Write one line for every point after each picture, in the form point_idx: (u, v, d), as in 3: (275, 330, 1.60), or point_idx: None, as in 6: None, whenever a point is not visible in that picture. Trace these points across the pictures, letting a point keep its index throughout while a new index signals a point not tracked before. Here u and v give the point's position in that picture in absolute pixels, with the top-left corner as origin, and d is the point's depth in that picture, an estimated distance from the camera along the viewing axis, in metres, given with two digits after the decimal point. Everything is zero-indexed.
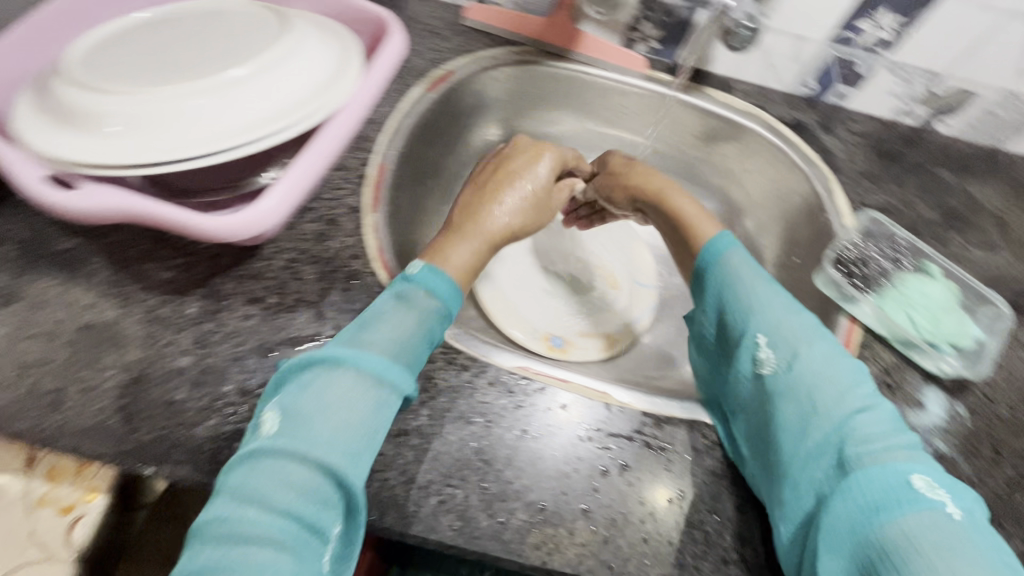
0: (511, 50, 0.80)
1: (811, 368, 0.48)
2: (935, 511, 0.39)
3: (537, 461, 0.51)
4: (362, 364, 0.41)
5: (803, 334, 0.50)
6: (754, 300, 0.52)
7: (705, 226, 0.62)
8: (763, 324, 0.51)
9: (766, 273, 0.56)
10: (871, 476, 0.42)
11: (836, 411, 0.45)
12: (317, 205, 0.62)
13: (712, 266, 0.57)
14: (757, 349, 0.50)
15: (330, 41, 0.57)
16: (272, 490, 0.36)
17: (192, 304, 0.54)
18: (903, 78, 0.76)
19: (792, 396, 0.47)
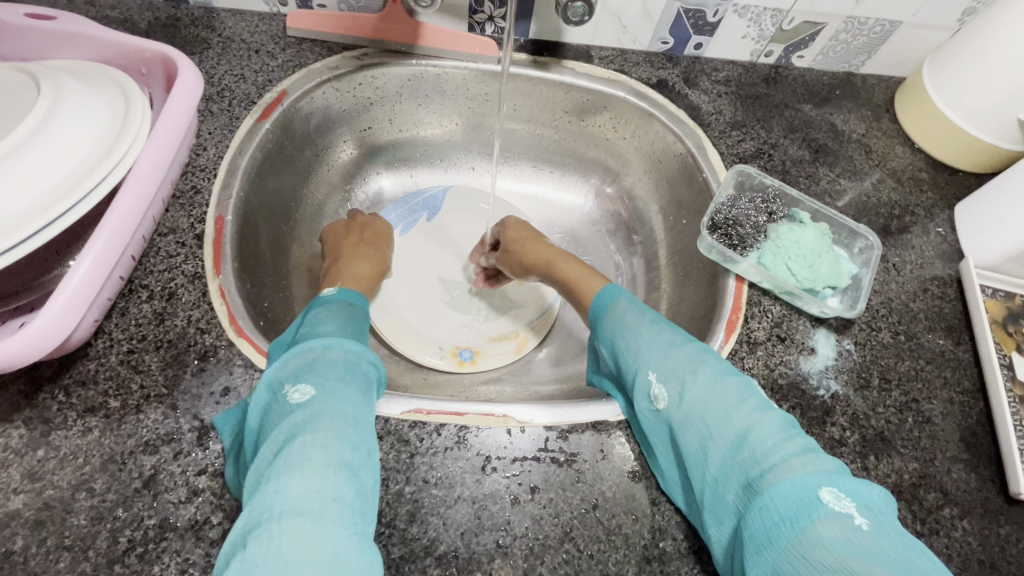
0: (351, 56, 0.73)
1: (701, 395, 0.47)
2: (842, 524, 0.37)
3: (442, 508, 0.49)
4: (330, 380, 0.43)
5: (691, 362, 0.49)
6: (638, 340, 0.52)
7: (592, 284, 0.64)
8: (649, 362, 0.51)
9: (653, 311, 0.56)
10: (776, 494, 0.40)
11: (730, 434, 0.44)
12: (150, 280, 0.54)
13: (602, 319, 0.57)
14: (651, 387, 0.50)
15: (95, 96, 0.47)
16: (336, 428, 0.40)
17: (14, 432, 0.47)
18: (751, 20, 0.75)
19: (687, 427, 0.46)
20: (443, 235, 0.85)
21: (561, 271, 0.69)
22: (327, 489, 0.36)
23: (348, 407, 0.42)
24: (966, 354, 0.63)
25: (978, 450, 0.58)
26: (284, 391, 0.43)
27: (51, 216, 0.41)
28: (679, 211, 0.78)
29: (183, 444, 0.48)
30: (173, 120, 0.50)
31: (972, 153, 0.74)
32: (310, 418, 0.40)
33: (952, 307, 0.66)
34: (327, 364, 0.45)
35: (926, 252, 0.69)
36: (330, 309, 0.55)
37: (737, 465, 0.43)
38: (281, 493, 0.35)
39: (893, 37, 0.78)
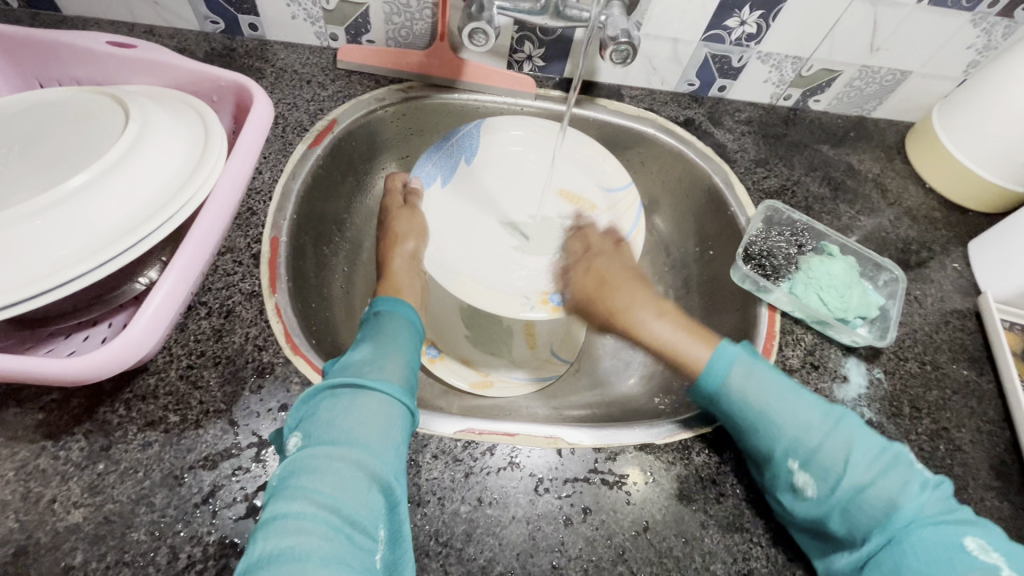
0: (398, 89, 0.77)
1: (858, 478, 0.46)
2: (992, 575, 0.41)
3: (499, 528, 0.49)
4: (333, 418, 0.45)
5: (840, 436, 0.48)
6: (774, 412, 0.50)
7: (694, 350, 0.56)
8: (791, 444, 0.49)
9: (783, 376, 0.53)
10: (930, 542, 0.43)
11: (890, 513, 0.45)
12: (210, 297, 0.56)
13: (726, 393, 0.52)
14: (794, 475, 0.48)
15: (179, 125, 0.51)
16: (325, 478, 0.41)
17: (74, 445, 0.47)
18: (772, 66, 0.80)
19: (846, 517, 0.46)
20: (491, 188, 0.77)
21: (643, 334, 0.62)
22: (310, 539, 0.37)
23: (351, 451, 0.43)
24: (990, 385, 0.65)
25: (1009, 478, 0.59)
26: (290, 443, 0.45)
27: (140, 234, 0.44)
28: (706, 242, 0.81)
29: (242, 461, 0.48)
30: (249, 144, 0.53)
31: (982, 194, 0.78)
32: (296, 470, 0.41)
33: (973, 339, 0.68)
34: (331, 408, 0.46)
35: (944, 286, 0.73)
36: (363, 342, 0.56)
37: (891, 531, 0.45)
38: (252, 548, 0.37)
39: (904, 85, 0.83)
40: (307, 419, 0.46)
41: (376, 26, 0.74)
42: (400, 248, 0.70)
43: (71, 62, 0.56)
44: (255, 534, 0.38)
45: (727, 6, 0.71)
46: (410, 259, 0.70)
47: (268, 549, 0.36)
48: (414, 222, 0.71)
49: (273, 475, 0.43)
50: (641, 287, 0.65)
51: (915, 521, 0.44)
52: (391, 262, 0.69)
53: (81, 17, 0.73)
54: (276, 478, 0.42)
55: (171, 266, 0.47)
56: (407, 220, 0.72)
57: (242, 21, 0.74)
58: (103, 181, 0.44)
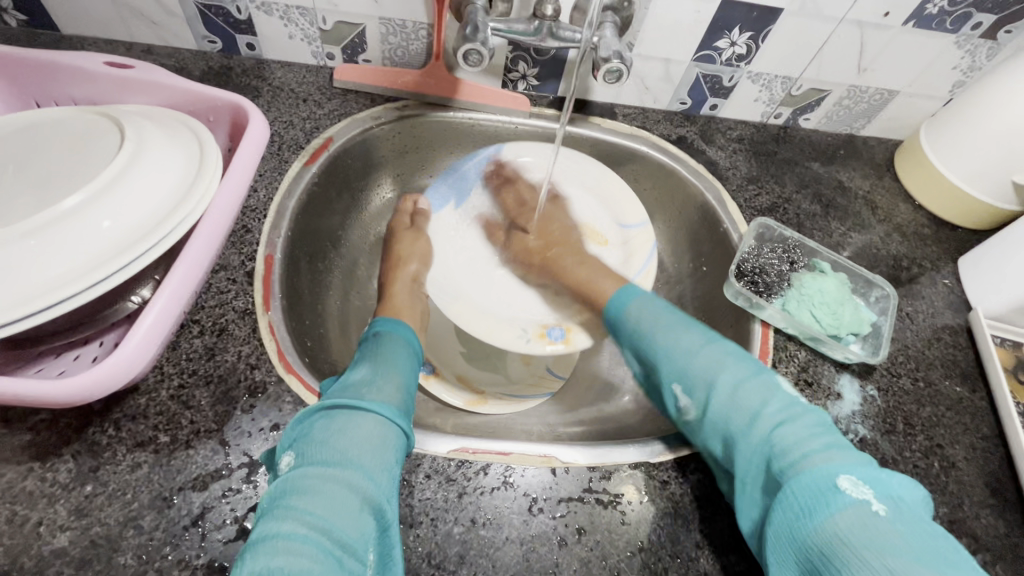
0: (393, 107, 0.77)
1: (722, 400, 0.53)
2: (857, 507, 0.41)
3: (492, 549, 0.49)
4: (326, 436, 0.44)
5: (711, 359, 0.55)
6: (655, 341, 0.59)
7: (602, 282, 0.68)
8: (672, 369, 0.57)
9: (676, 313, 0.61)
10: (800, 483, 0.44)
11: (748, 433, 0.50)
12: (203, 315, 0.56)
13: (620, 322, 0.63)
14: (677, 397, 0.56)
15: (176, 145, 0.51)
16: (316, 500, 0.40)
17: (62, 466, 0.46)
18: (762, 85, 0.82)
19: (715, 435, 0.52)
20: (499, 215, 0.78)
21: (562, 273, 0.71)
22: (301, 560, 0.37)
23: (344, 473, 0.42)
24: (983, 402, 0.65)
25: (1003, 496, 0.59)
26: (282, 459, 0.44)
27: (134, 253, 0.43)
28: (700, 258, 0.82)
29: (232, 482, 0.48)
30: (244, 163, 0.54)
31: (970, 211, 0.79)
32: (289, 490, 0.41)
33: (965, 356, 0.69)
34: (327, 428, 0.45)
35: (935, 302, 0.73)
36: (361, 363, 0.55)
37: (761, 457, 0.49)
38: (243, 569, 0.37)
39: (892, 104, 0.84)
40: (302, 436, 0.46)
41: (371, 45, 0.75)
42: (403, 271, 0.72)
43: (68, 82, 0.57)
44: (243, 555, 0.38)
45: (717, 27, 0.72)
46: (412, 282, 0.72)
47: (255, 569, 0.36)
48: (416, 247, 0.74)
49: (266, 492, 0.42)
50: (577, 248, 0.73)
51: (779, 439, 0.48)
52: (394, 284, 0.71)
53: (80, 36, 0.74)
54: (269, 495, 0.42)
55: (163, 286, 0.47)
56: (410, 244, 0.74)
57: (240, 41, 0.75)
58: (99, 201, 0.44)
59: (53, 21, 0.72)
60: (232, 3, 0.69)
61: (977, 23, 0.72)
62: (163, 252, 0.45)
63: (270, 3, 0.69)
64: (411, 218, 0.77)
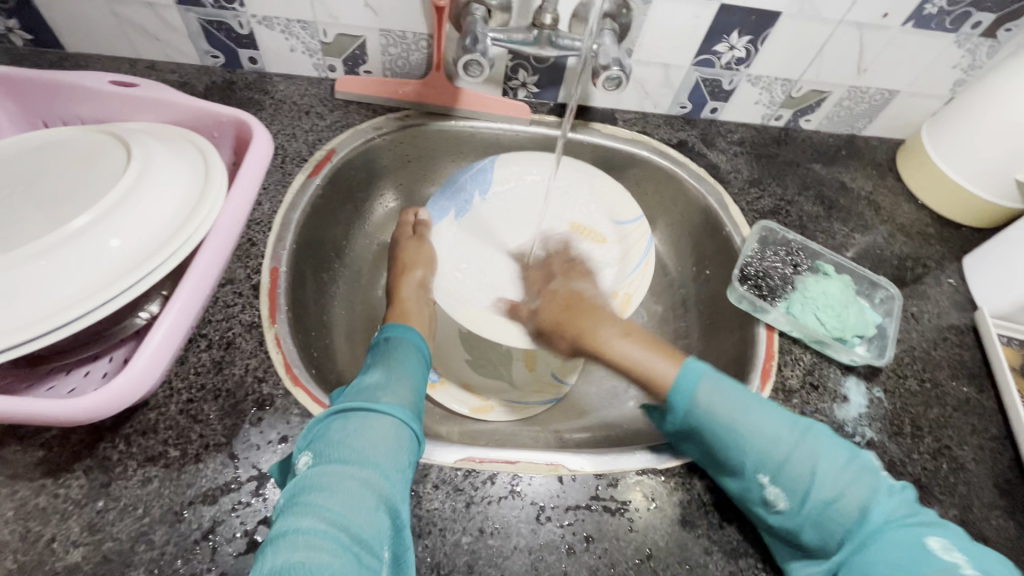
0: (394, 118, 0.78)
1: (824, 491, 0.47)
2: (957, 575, 0.42)
3: (500, 558, 0.49)
4: (346, 436, 0.45)
5: (806, 448, 0.49)
6: (740, 429, 0.50)
7: (661, 364, 0.57)
8: (759, 458, 0.49)
9: (743, 391, 0.53)
10: (897, 540, 0.44)
11: (851, 513, 0.46)
12: (209, 328, 0.56)
13: (692, 407, 0.52)
14: (764, 490, 0.49)
15: (181, 161, 0.52)
16: (334, 496, 0.40)
17: (74, 482, 0.47)
18: (762, 88, 0.82)
19: (814, 527, 0.47)
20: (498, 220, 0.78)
21: (615, 359, 0.61)
22: (320, 556, 0.37)
23: (360, 472, 0.42)
24: (990, 401, 0.65)
25: (1013, 497, 0.59)
26: (300, 457, 0.45)
27: (142, 272, 0.44)
28: (703, 261, 0.82)
29: (242, 495, 0.48)
30: (248, 178, 0.54)
31: (974, 210, 0.79)
32: (308, 487, 0.41)
33: (972, 356, 0.69)
34: (344, 429, 0.45)
35: (940, 302, 0.73)
36: (376, 366, 0.55)
37: (862, 538, 0.46)
38: (265, 562, 0.37)
39: (893, 103, 0.84)
40: (319, 435, 0.46)
41: (372, 56, 0.76)
42: (410, 276, 0.72)
43: (73, 101, 0.58)
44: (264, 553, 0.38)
45: (716, 32, 0.73)
46: (419, 287, 0.72)
47: (279, 564, 0.36)
48: (422, 253, 0.74)
49: (284, 489, 0.43)
50: (609, 316, 0.65)
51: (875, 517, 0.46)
52: (401, 290, 0.71)
53: (85, 53, 0.75)
54: (288, 491, 0.42)
55: (170, 303, 0.47)
56: (415, 250, 0.74)
57: (242, 55, 0.75)
58: (109, 219, 0.45)
59: (58, 39, 0.72)
60: (235, 18, 0.70)
61: (977, 22, 0.72)
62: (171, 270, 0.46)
63: (272, 17, 0.70)
64: (414, 228, 0.78)
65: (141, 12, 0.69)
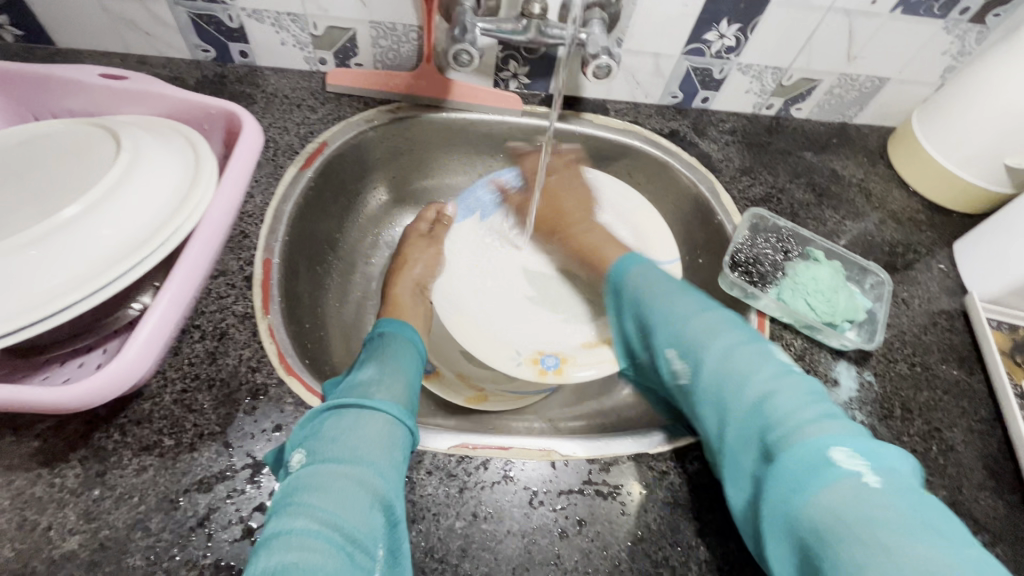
0: (386, 110, 0.78)
1: (716, 369, 0.54)
2: (849, 480, 0.43)
3: (493, 542, 0.49)
4: (339, 435, 0.45)
5: (715, 331, 0.57)
6: (660, 309, 0.61)
7: (609, 250, 0.74)
8: (673, 336, 0.59)
9: (677, 283, 0.64)
10: (794, 454, 0.46)
11: (746, 404, 0.51)
12: (203, 320, 0.57)
13: (623, 286, 0.67)
14: (674, 364, 0.58)
15: (172, 153, 0.52)
16: (326, 496, 0.41)
17: (69, 472, 0.47)
18: (753, 77, 0.82)
19: (708, 404, 0.54)
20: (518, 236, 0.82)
21: (579, 242, 0.77)
22: (312, 556, 0.37)
23: (353, 471, 0.43)
24: (980, 384, 0.66)
25: (1002, 478, 0.60)
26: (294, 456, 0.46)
27: (132, 261, 0.44)
28: (695, 250, 0.82)
29: (237, 483, 0.49)
30: (238, 169, 0.55)
31: (964, 196, 0.79)
32: (302, 487, 0.42)
33: (962, 340, 0.69)
34: (336, 426, 0.46)
35: (931, 287, 0.74)
36: (369, 361, 0.56)
37: (757, 427, 0.50)
38: (256, 564, 0.38)
39: (883, 91, 0.84)
40: (313, 435, 0.46)
41: (363, 49, 0.76)
42: (406, 273, 0.78)
43: (64, 95, 0.58)
44: (257, 552, 0.39)
45: (705, 20, 0.73)
46: (415, 284, 0.77)
47: (272, 564, 0.37)
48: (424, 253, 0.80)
49: (279, 489, 0.43)
50: (587, 217, 0.79)
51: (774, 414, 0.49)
52: (397, 285, 0.77)
53: (76, 49, 0.75)
54: (282, 490, 0.43)
55: (162, 293, 0.48)
56: (419, 250, 0.80)
57: (233, 49, 0.76)
58: (98, 210, 0.45)
59: (48, 35, 0.73)
60: (224, 11, 0.70)
61: (965, 8, 0.72)
62: (161, 259, 0.46)
63: (262, 10, 0.70)
64: (428, 226, 0.83)
65: (131, 7, 0.69)
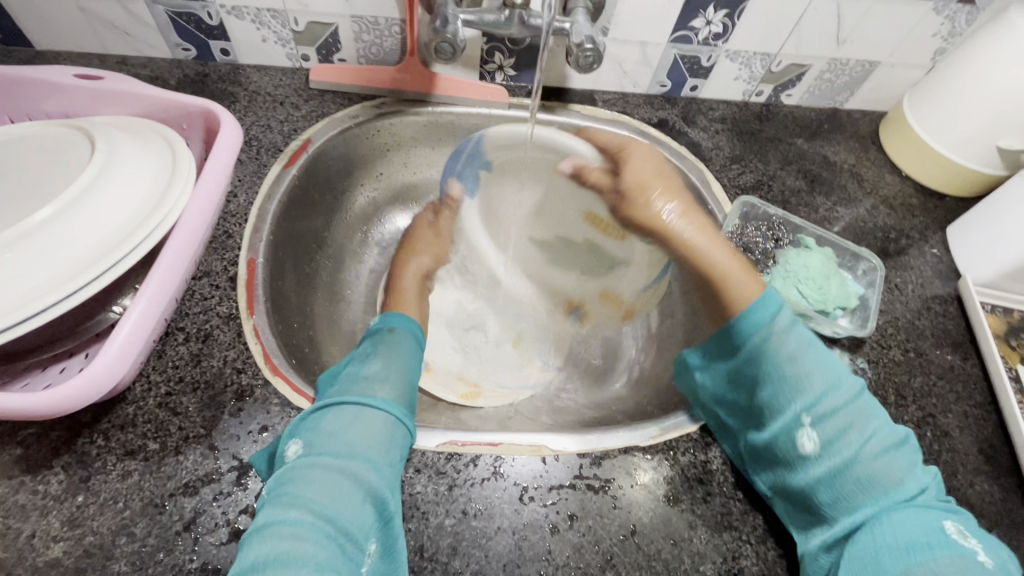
0: (370, 105, 0.77)
1: (864, 457, 0.47)
2: (965, 558, 0.42)
3: (484, 539, 0.49)
4: (336, 430, 0.45)
5: (857, 415, 0.49)
6: (797, 373, 0.51)
7: (741, 279, 0.58)
8: (810, 402, 0.50)
9: (817, 340, 0.53)
10: (908, 524, 0.44)
11: (878, 483, 0.46)
12: (186, 322, 0.56)
13: (761, 342, 0.52)
14: (802, 433, 0.49)
15: (148, 153, 0.51)
16: (324, 488, 0.40)
17: (53, 478, 0.47)
18: (741, 63, 0.81)
19: (834, 481, 0.47)
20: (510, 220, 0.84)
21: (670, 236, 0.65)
22: (307, 546, 0.37)
23: (353, 466, 0.42)
24: (975, 368, 0.65)
25: (998, 462, 0.59)
26: (285, 447, 0.45)
27: (105, 265, 0.43)
28: None
29: (223, 485, 0.48)
30: (217, 168, 0.54)
31: (957, 179, 0.79)
32: (294, 478, 0.41)
33: (956, 324, 0.69)
34: (336, 421, 0.45)
35: (924, 272, 0.73)
36: (372, 357, 0.55)
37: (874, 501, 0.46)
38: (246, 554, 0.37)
39: (874, 75, 0.83)
40: (310, 428, 0.45)
41: (346, 44, 0.75)
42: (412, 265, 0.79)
43: (40, 97, 0.57)
44: (245, 542, 0.38)
45: (691, 8, 0.72)
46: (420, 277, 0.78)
47: (266, 554, 0.36)
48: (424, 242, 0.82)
49: (271, 479, 0.42)
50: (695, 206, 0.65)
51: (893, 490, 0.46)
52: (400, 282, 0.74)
53: (54, 50, 0.74)
54: (273, 481, 0.42)
55: (139, 296, 0.47)
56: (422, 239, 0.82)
57: (214, 47, 0.75)
58: (69, 214, 0.44)
59: (26, 36, 0.71)
60: (203, 9, 0.69)
61: None
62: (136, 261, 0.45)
63: (241, 7, 0.69)
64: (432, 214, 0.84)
65: (108, 7, 0.68)
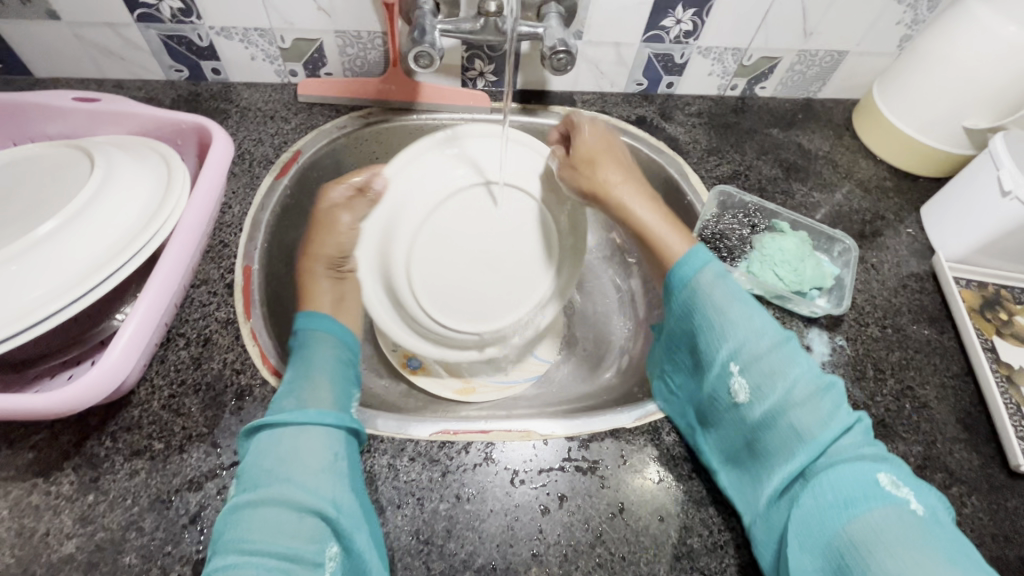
0: (358, 116, 0.80)
1: (794, 403, 0.48)
2: (899, 507, 0.42)
3: (477, 521, 0.51)
4: (258, 462, 0.46)
5: (780, 361, 0.49)
6: (727, 321, 0.52)
7: (670, 238, 0.59)
8: (735, 349, 0.51)
9: (740, 290, 0.54)
10: (841, 477, 0.44)
11: (815, 437, 0.46)
12: (187, 327, 0.59)
13: (688, 297, 0.54)
14: (731, 381, 0.51)
15: (144, 167, 0.54)
16: (253, 523, 0.41)
17: (64, 479, 0.49)
18: (714, 59, 0.84)
19: (773, 431, 0.48)
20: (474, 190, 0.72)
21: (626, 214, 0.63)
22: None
23: (280, 491, 0.43)
24: (951, 342, 0.67)
25: (976, 430, 0.61)
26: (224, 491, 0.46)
27: (105, 273, 0.46)
28: None
29: (226, 480, 0.50)
30: (210, 180, 0.56)
31: (928, 161, 0.81)
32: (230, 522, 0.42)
33: (932, 300, 0.71)
34: (259, 453, 0.46)
35: (900, 251, 0.75)
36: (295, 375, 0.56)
37: (806, 453, 0.46)
38: None
39: (843, 64, 0.86)
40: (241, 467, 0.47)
41: (331, 58, 0.78)
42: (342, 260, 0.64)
43: (42, 121, 0.60)
44: None
45: (661, 8, 0.75)
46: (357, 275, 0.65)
47: None
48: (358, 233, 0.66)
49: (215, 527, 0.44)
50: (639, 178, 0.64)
51: (829, 445, 0.46)
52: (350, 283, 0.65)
53: (53, 77, 0.77)
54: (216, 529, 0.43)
55: (139, 303, 0.49)
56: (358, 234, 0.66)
57: (205, 67, 0.78)
58: (71, 228, 0.47)
59: (26, 65, 0.75)
60: (193, 31, 0.73)
61: None
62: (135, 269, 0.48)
63: (229, 27, 0.72)
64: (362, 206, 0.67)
65: (102, 34, 0.72)
